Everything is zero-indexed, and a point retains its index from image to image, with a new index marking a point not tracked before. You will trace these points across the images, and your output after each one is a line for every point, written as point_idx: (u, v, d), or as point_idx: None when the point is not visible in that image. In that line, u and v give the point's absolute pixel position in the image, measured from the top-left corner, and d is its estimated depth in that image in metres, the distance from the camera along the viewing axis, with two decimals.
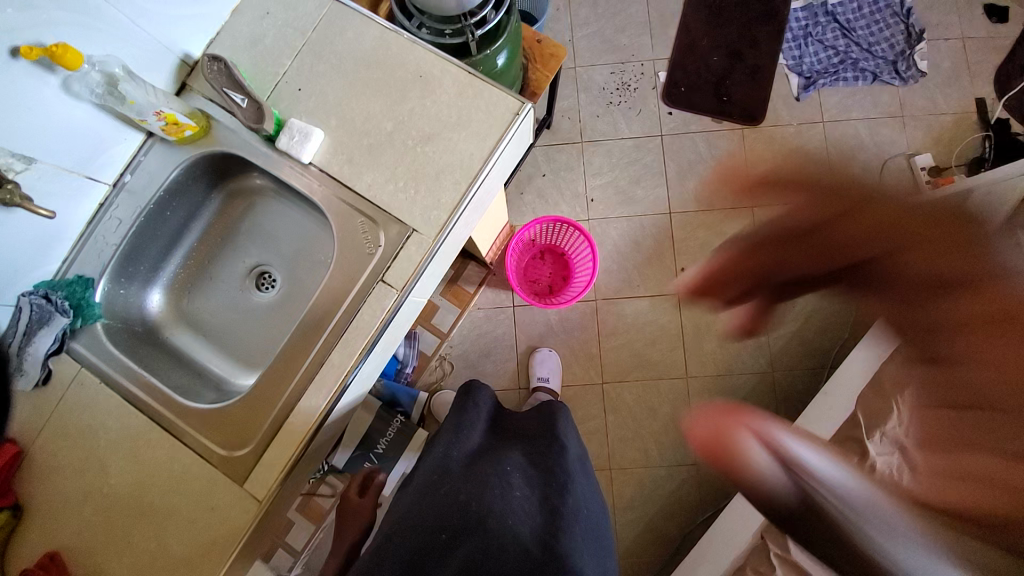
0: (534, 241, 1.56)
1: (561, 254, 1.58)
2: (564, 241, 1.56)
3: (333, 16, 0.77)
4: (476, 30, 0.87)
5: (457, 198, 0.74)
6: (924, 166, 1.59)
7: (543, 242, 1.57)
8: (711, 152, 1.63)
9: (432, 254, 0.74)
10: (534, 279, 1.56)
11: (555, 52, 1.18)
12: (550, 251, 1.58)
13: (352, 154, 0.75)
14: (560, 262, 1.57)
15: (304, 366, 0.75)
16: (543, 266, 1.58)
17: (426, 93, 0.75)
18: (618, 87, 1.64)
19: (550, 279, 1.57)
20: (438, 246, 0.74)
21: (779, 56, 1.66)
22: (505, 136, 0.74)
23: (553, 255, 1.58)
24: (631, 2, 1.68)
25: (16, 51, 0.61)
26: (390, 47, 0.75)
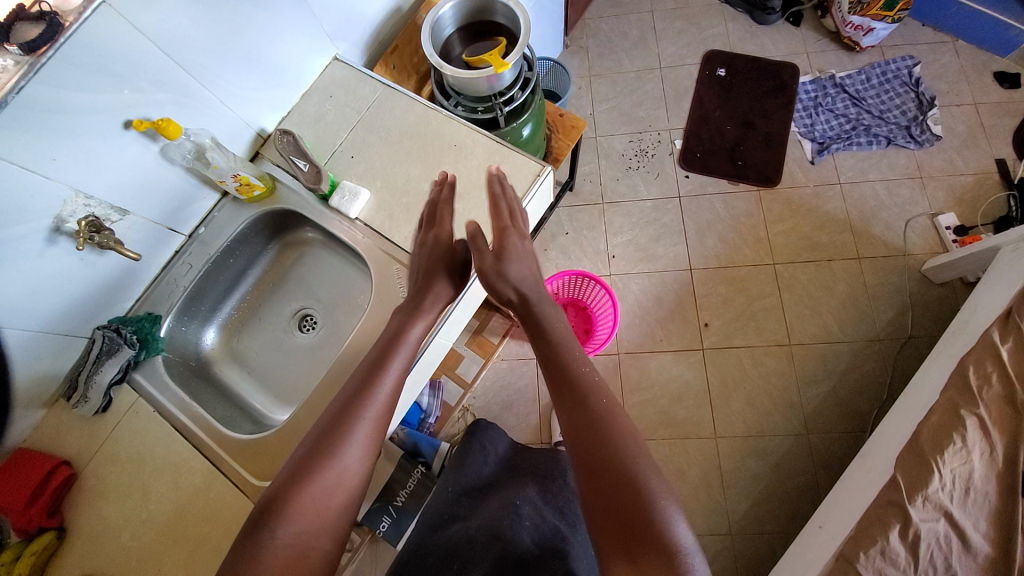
0: (557, 294, 1.61)
1: (583, 308, 1.61)
2: (586, 295, 1.60)
3: (384, 97, 0.90)
4: (504, 107, 1.00)
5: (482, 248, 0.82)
6: (948, 225, 1.60)
7: (565, 296, 1.62)
8: (729, 212, 1.69)
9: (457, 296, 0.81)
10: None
11: (575, 124, 1.32)
12: (572, 305, 1.62)
13: (393, 211, 0.84)
14: (582, 316, 1.61)
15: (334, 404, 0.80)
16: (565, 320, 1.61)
17: (459, 159, 0.85)
18: (637, 154, 1.77)
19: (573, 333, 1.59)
20: (463, 292, 0.82)
21: (791, 124, 1.76)
22: (526, 197, 0.83)
23: (575, 309, 1.62)
24: (647, 80, 1.85)
25: (128, 123, 0.75)
26: (431, 123, 0.88)
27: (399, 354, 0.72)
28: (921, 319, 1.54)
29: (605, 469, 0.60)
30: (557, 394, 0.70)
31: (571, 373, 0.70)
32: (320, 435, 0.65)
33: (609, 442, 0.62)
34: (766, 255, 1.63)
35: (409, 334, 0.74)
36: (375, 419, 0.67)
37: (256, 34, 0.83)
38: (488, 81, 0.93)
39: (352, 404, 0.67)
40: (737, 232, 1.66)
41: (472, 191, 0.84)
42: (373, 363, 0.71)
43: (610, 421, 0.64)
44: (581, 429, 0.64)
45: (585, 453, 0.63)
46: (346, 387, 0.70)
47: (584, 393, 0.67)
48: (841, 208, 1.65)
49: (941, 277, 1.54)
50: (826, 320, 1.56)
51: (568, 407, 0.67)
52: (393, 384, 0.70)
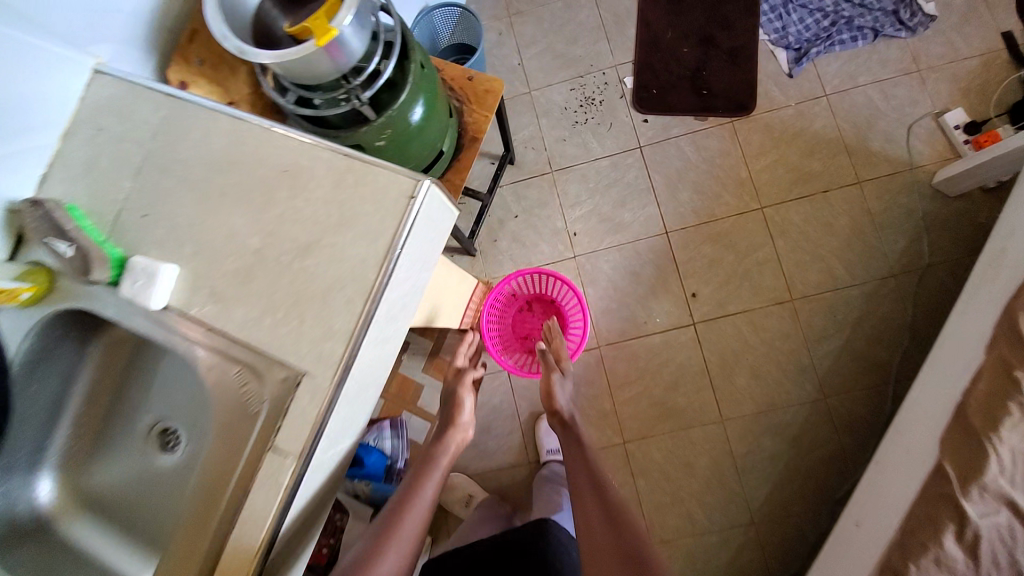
0: (516, 293, 1.34)
1: (550, 301, 1.33)
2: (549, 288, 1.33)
3: (173, 116, 0.61)
4: (365, 93, 0.69)
5: (353, 325, 0.53)
6: (957, 124, 1.35)
7: (525, 292, 1.34)
8: (700, 155, 1.40)
9: (331, 405, 0.53)
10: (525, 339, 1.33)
11: (490, 88, 1.02)
12: (537, 300, 1.35)
13: (216, 286, 0.57)
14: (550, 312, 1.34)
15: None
16: (532, 319, 1.34)
17: (297, 190, 0.56)
18: (582, 104, 1.46)
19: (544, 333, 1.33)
20: (339, 393, 0.53)
21: (759, 33, 1.44)
22: (402, 232, 0.54)
23: (541, 305, 1.35)
24: (579, 8, 1.51)
25: None
26: (244, 143, 0.59)
27: (431, 475, 0.81)
28: (938, 242, 1.32)
29: (611, 550, 0.74)
30: (575, 486, 0.85)
31: (585, 466, 0.87)
32: (358, 555, 0.71)
33: (620, 530, 0.76)
34: (751, 200, 1.37)
35: (437, 459, 0.84)
36: (407, 535, 0.74)
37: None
38: (329, 58, 0.63)
39: (387, 521, 0.74)
40: (713, 178, 1.39)
41: (322, 236, 0.54)
42: (407, 485, 0.80)
43: (619, 509, 0.79)
44: (592, 518, 0.79)
45: (599, 540, 0.76)
46: (383, 510, 0.78)
47: (594, 485, 0.83)
48: (831, 124, 1.38)
49: (959, 188, 1.30)
50: (829, 263, 1.33)
51: (585, 497, 0.82)
52: (427, 499, 0.79)
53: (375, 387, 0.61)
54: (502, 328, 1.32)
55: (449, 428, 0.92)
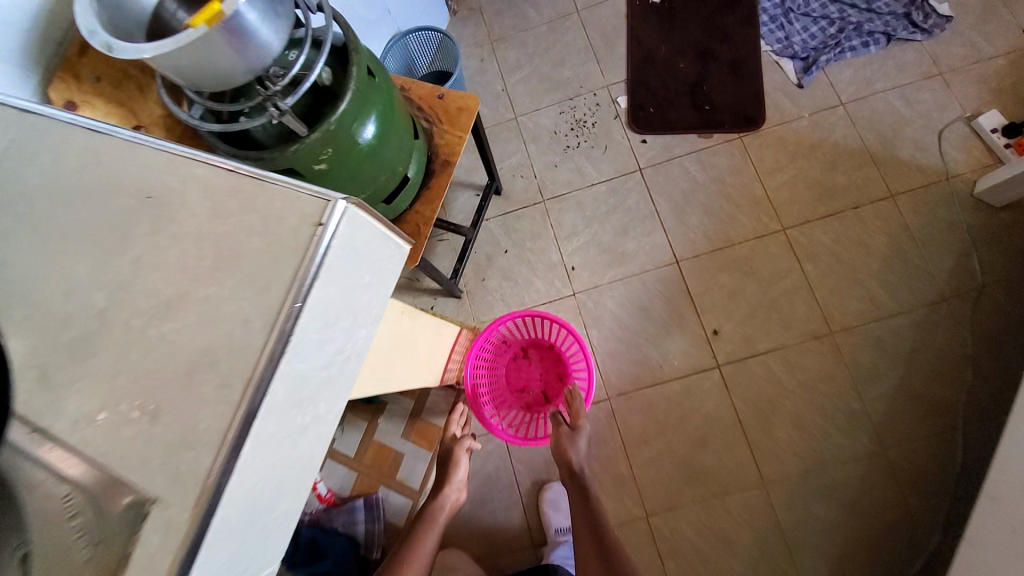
0: (508, 339, 1.14)
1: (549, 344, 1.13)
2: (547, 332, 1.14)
3: (22, 137, 0.46)
4: (287, 98, 0.54)
5: (225, 422, 0.35)
6: (993, 126, 1.20)
7: (519, 336, 1.15)
8: (708, 174, 1.26)
9: (192, 549, 0.34)
10: (523, 391, 1.13)
11: (464, 105, 0.88)
12: (533, 345, 1.15)
13: (48, 364, 0.40)
14: (550, 358, 1.14)
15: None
16: (528, 367, 1.15)
17: (164, 227, 0.40)
18: (573, 127, 1.33)
19: (544, 384, 1.13)
20: (205, 527, 0.35)
21: (761, 44, 1.33)
22: (304, 280, 0.37)
23: (538, 350, 1.15)
24: (565, 29, 1.41)
25: None
26: (104, 167, 0.43)
27: (430, 530, 0.84)
28: (991, 259, 1.14)
29: None
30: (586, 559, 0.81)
31: (600, 544, 0.81)
32: None
33: None
34: (771, 221, 1.21)
35: (436, 514, 0.87)
36: None
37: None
38: (230, 50, 0.48)
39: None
40: (725, 199, 1.23)
41: (185, 287, 0.39)
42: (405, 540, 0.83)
43: None
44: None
45: None
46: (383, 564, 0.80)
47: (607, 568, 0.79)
48: (852, 135, 1.24)
49: (1006, 198, 1.14)
50: (870, 288, 1.15)
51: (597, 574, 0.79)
52: (428, 551, 0.81)
53: (283, 503, 0.42)
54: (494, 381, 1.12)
55: (442, 487, 0.91)
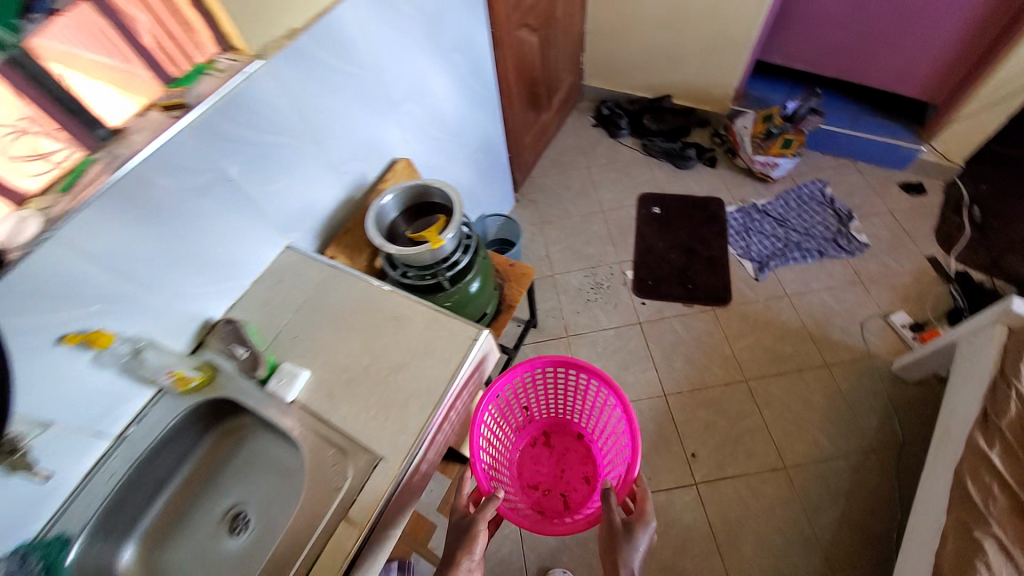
0: (534, 421, 1.37)
1: (578, 439, 1.36)
2: (572, 417, 1.37)
3: (332, 280, 0.98)
4: (448, 272, 1.08)
5: (422, 421, 0.77)
6: (904, 323, 1.67)
7: (543, 422, 1.38)
8: (690, 332, 1.71)
9: (396, 484, 0.72)
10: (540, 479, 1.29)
11: (525, 272, 1.40)
12: (555, 434, 1.37)
13: (332, 388, 0.83)
14: (572, 450, 1.34)
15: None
16: (547, 458, 1.34)
17: (399, 329, 0.88)
18: (593, 287, 1.85)
19: (562, 474, 1.31)
20: (404, 474, 0.73)
21: (728, 248, 1.90)
22: (467, 361, 0.82)
23: (559, 437, 1.37)
24: (592, 223, 2.03)
25: (60, 338, 0.74)
26: (372, 298, 0.93)
27: None
28: (908, 422, 1.48)
29: None
30: None
31: None
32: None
33: None
34: (737, 372, 1.62)
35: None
36: None
37: (204, 229, 0.88)
38: (432, 253, 1.03)
39: None
40: (702, 351, 1.67)
41: (409, 359, 0.84)
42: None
43: None
44: None
45: None
46: None
47: None
48: (795, 317, 1.71)
49: (913, 375, 1.53)
50: (814, 434, 1.49)
51: None
52: None
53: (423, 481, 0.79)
54: (516, 461, 1.32)
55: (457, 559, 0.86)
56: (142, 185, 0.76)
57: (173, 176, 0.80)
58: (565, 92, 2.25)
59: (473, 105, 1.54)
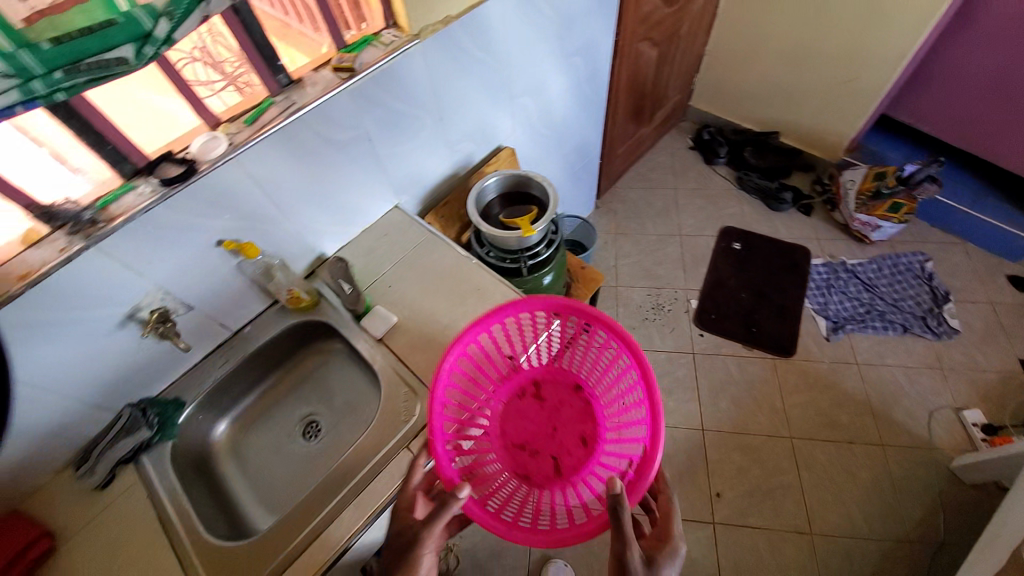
0: (520, 364, 0.97)
1: (577, 389, 0.96)
2: (571, 365, 0.97)
3: (428, 244, 1.10)
4: (529, 261, 1.16)
5: None
6: (976, 422, 1.54)
7: (532, 366, 0.97)
8: (743, 375, 1.68)
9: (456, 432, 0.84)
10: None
11: (594, 277, 1.42)
12: (548, 382, 0.97)
13: (413, 338, 0.95)
14: (570, 406, 0.95)
15: (300, 536, 0.78)
16: (535, 413, 0.95)
17: (478, 301, 0.98)
18: (653, 308, 1.83)
19: (554, 439, 0.93)
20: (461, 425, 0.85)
21: (804, 300, 1.84)
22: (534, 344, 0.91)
23: (553, 387, 0.97)
24: (668, 244, 2.00)
25: (219, 242, 0.90)
26: (460, 268, 1.04)
27: None
28: (955, 523, 1.39)
29: None
30: None
31: None
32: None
33: None
34: (781, 427, 1.58)
35: None
36: None
37: (341, 176, 1.02)
38: (518, 240, 1.11)
39: None
40: (751, 397, 1.64)
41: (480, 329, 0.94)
42: None
43: None
44: None
45: None
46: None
47: None
48: (859, 387, 1.64)
49: (972, 478, 1.42)
50: (849, 508, 1.43)
51: None
52: None
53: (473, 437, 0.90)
54: (495, 414, 0.94)
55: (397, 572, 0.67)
56: (309, 133, 0.91)
57: (334, 129, 0.94)
58: (670, 109, 2.23)
59: (581, 107, 1.59)
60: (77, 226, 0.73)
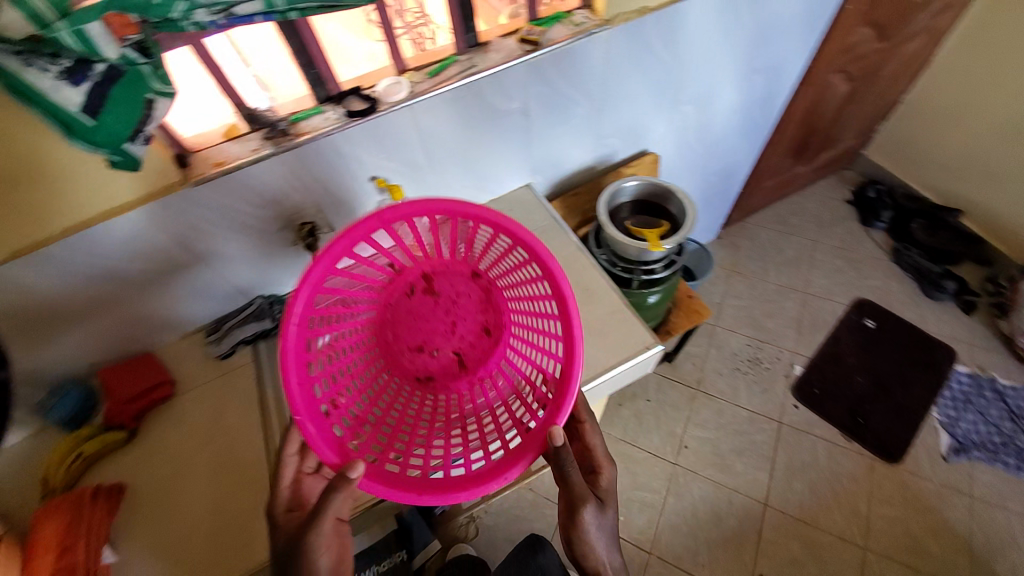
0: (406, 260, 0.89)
1: (471, 277, 0.88)
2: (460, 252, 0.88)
3: (549, 230, 1.08)
4: (643, 275, 1.11)
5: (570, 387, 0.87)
6: None
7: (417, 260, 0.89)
8: (830, 465, 1.48)
9: None
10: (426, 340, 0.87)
11: (699, 310, 1.28)
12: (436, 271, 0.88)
13: None
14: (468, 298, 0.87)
15: None
16: (431, 314, 0.87)
17: (586, 302, 0.96)
18: (749, 359, 1.65)
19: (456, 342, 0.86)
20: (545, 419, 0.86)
21: (931, 408, 1.58)
22: (629, 361, 0.88)
23: (444, 279, 0.88)
24: (786, 297, 1.78)
25: (372, 178, 0.95)
26: (575, 262, 1.02)
27: None
28: None
29: None
30: None
31: None
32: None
33: None
34: (857, 534, 1.39)
35: None
36: None
37: (491, 144, 1.03)
38: (641, 252, 1.06)
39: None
40: (832, 491, 1.44)
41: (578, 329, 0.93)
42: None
43: None
44: None
45: None
46: None
47: None
48: (965, 524, 1.40)
49: None
50: None
51: None
52: None
53: None
54: (382, 322, 0.86)
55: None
56: (479, 95, 0.92)
57: (502, 98, 0.95)
58: (838, 153, 1.97)
59: (742, 129, 1.46)
60: (271, 132, 0.83)
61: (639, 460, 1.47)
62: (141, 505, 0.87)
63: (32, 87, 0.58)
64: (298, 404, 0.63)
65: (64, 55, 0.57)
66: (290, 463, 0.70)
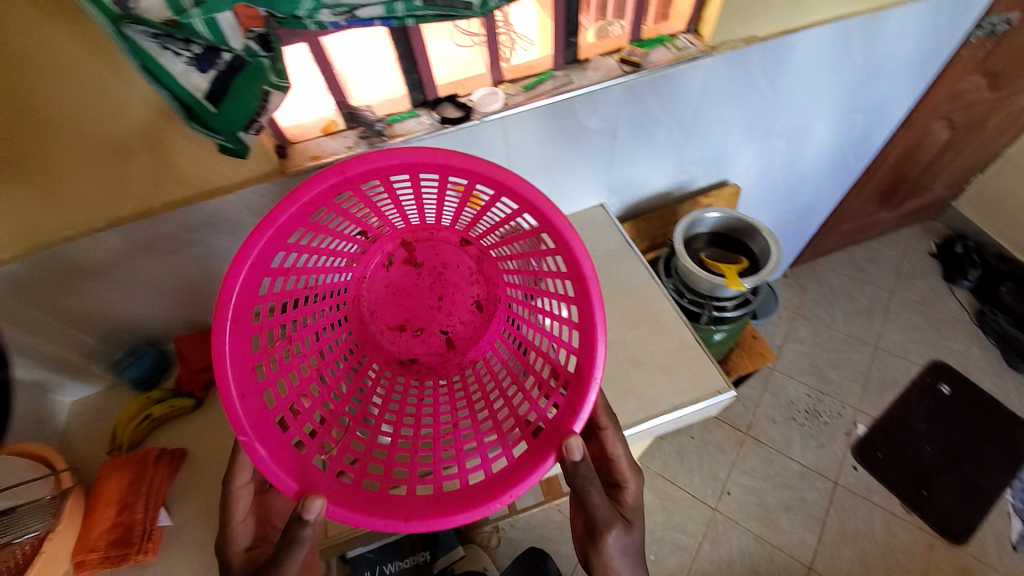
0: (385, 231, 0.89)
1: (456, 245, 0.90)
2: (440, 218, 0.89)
3: (620, 252, 1.05)
4: (714, 311, 1.06)
5: (632, 421, 0.83)
6: None
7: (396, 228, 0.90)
8: (887, 537, 1.37)
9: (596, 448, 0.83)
10: (404, 318, 0.90)
11: (764, 353, 1.21)
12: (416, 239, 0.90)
13: None
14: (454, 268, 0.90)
15: None
16: (414, 286, 0.90)
17: (655, 333, 0.92)
18: (807, 410, 1.55)
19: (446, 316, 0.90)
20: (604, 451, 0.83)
21: (1006, 490, 1.44)
22: (700, 403, 0.84)
23: (424, 248, 0.90)
24: (854, 349, 1.67)
25: None
26: (647, 290, 0.98)
27: None
28: None
29: None
30: None
31: None
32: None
33: None
34: None
35: None
36: None
37: (573, 160, 1.01)
38: (715, 287, 1.02)
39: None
40: (886, 566, 1.33)
41: (645, 362, 0.89)
42: None
43: None
44: None
45: None
46: None
47: None
48: None
49: None
50: None
51: None
52: None
53: None
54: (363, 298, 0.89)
55: None
56: (570, 112, 0.91)
57: (593, 116, 0.93)
58: (926, 202, 1.84)
59: (830, 168, 1.38)
60: (367, 132, 0.85)
61: (676, 500, 1.41)
62: (196, 474, 0.90)
63: (163, 68, 0.60)
64: (241, 422, 0.60)
65: (195, 42, 0.59)
66: (242, 492, 0.70)
